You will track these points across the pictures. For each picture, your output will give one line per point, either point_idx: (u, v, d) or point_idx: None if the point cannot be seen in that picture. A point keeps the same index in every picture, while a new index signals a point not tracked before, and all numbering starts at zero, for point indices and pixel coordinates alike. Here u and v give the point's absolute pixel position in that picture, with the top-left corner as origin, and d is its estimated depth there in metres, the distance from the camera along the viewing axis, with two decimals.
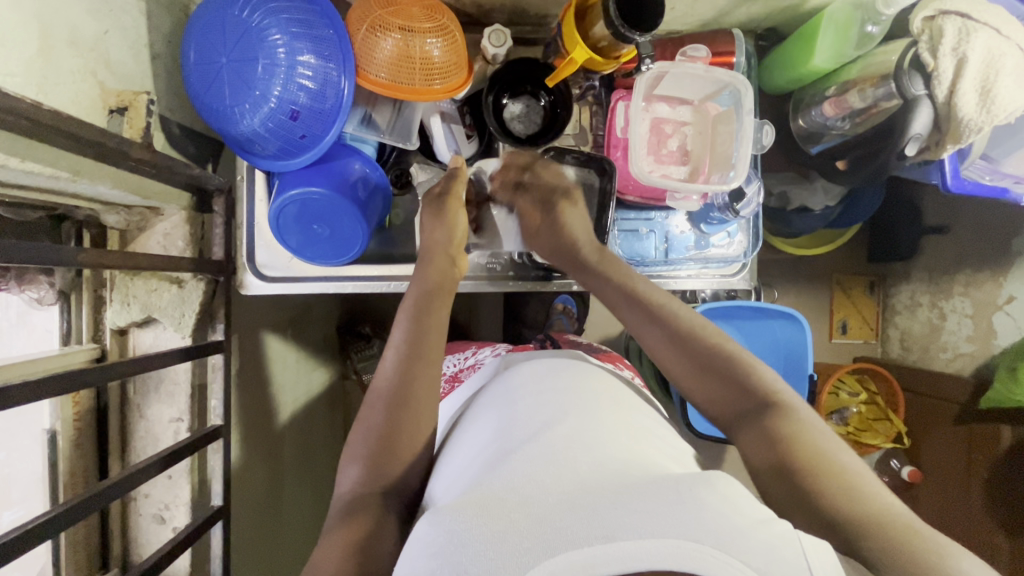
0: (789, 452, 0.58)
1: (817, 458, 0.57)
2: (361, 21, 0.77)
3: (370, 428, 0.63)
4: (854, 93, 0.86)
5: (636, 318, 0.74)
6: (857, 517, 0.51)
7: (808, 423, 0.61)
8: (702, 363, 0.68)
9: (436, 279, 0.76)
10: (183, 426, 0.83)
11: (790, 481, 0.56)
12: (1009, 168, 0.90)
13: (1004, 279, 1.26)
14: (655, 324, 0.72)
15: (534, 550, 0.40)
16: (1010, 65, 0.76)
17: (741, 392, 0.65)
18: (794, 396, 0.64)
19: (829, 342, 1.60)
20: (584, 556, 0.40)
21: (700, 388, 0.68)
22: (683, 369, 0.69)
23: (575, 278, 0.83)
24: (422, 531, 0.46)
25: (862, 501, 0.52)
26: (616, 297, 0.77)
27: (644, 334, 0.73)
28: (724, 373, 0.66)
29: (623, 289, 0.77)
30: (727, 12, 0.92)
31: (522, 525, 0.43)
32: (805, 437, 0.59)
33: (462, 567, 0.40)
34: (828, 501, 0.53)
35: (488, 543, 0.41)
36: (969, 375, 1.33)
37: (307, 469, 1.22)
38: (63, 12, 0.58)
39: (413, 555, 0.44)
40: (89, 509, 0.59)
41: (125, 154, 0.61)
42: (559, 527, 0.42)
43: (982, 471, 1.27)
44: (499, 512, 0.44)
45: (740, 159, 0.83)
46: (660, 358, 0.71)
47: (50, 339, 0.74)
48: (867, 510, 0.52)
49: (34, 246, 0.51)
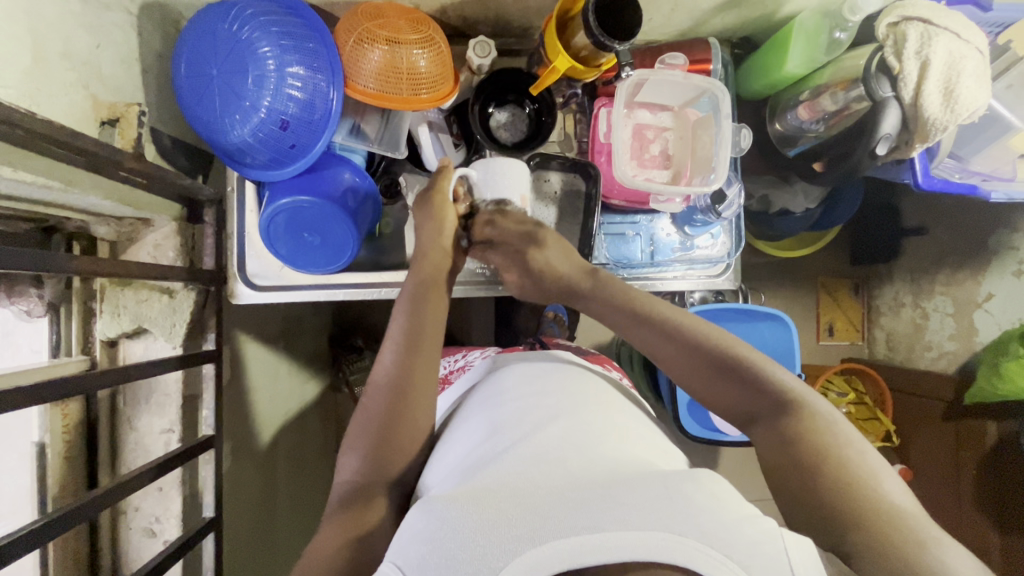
0: (785, 450, 0.60)
1: (813, 455, 0.58)
2: (348, 34, 0.79)
3: (369, 419, 0.64)
4: (827, 96, 0.89)
5: (640, 328, 0.74)
6: (853, 512, 0.53)
7: (817, 419, 0.62)
8: (711, 368, 0.68)
9: (430, 274, 0.77)
10: (174, 438, 0.83)
11: (794, 475, 0.58)
12: (977, 166, 0.95)
13: (982, 278, 1.30)
14: (658, 331, 0.72)
15: (524, 537, 0.41)
16: (971, 67, 0.80)
17: (753, 395, 0.66)
18: (798, 390, 0.65)
19: (816, 344, 1.62)
20: (571, 545, 0.40)
21: (710, 393, 0.69)
22: (691, 375, 0.70)
23: (567, 287, 0.82)
24: (414, 518, 0.47)
25: (851, 495, 0.54)
26: (614, 312, 0.77)
27: (649, 344, 0.73)
28: (734, 375, 0.67)
29: (620, 304, 0.76)
30: (703, 22, 0.95)
31: (513, 516, 0.43)
32: (814, 432, 0.60)
33: (452, 553, 0.41)
34: (825, 498, 0.55)
35: (477, 530, 0.42)
36: (953, 372, 1.36)
37: (300, 483, 1.21)
38: (56, 25, 0.60)
39: (403, 545, 0.45)
40: (78, 519, 0.58)
41: (117, 163, 0.62)
42: (549, 517, 0.43)
43: (970, 466, 1.28)
44: (491, 502, 0.45)
45: (720, 162, 0.86)
46: (668, 365, 0.72)
47: (40, 352, 0.74)
48: (859, 503, 0.53)
49: (25, 253, 0.51)
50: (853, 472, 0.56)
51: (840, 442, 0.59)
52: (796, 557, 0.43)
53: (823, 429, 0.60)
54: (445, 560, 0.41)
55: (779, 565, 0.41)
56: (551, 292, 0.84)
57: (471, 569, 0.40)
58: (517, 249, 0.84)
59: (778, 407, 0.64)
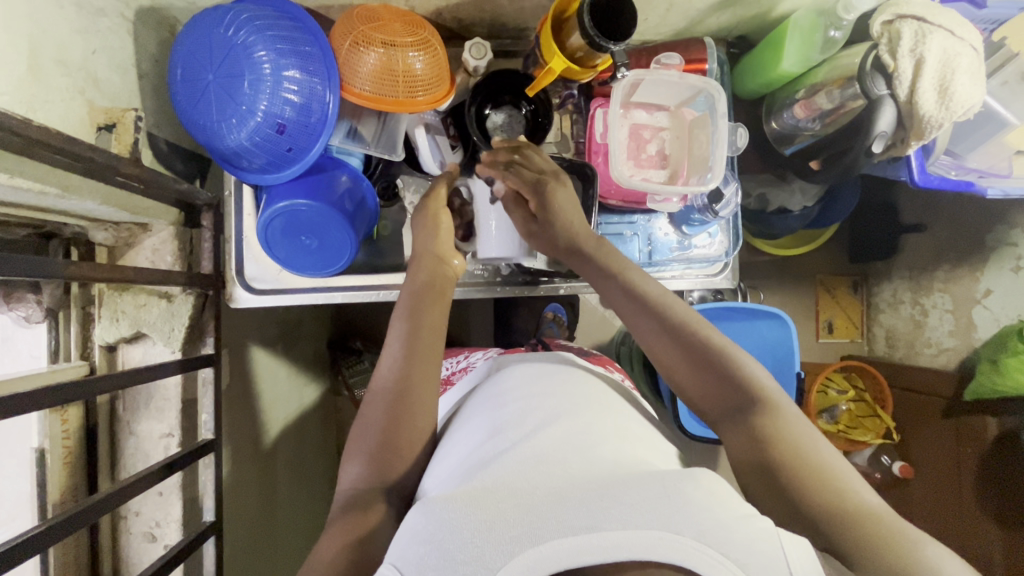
0: (757, 449, 0.59)
1: (784, 456, 0.58)
2: (344, 37, 0.79)
3: (369, 425, 0.64)
4: (822, 94, 0.90)
5: (633, 310, 0.72)
6: (827, 513, 0.53)
7: (791, 423, 0.61)
8: (693, 357, 0.67)
9: (426, 279, 0.78)
10: (174, 442, 0.83)
11: (763, 469, 0.58)
12: (973, 163, 0.96)
13: (980, 274, 1.30)
14: (649, 315, 0.71)
15: (522, 538, 0.41)
16: (965, 64, 0.80)
17: (730, 389, 0.65)
18: (774, 394, 0.64)
19: (816, 341, 1.62)
20: (569, 545, 0.41)
21: (690, 382, 0.67)
22: (674, 362, 0.68)
23: (574, 245, 0.81)
24: (413, 519, 0.47)
25: (833, 499, 0.54)
26: (611, 288, 0.76)
27: (640, 327, 0.71)
28: (716, 367, 0.66)
29: (622, 286, 0.75)
30: (698, 22, 0.95)
31: (511, 516, 0.43)
32: (784, 432, 0.60)
33: (451, 553, 0.41)
34: (798, 496, 0.55)
35: (475, 531, 0.42)
36: (952, 369, 1.36)
37: (300, 486, 1.21)
38: (51, 32, 0.60)
39: (401, 545, 0.45)
40: (78, 525, 0.58)
41: (113, 169, 0.62)
42: (547, 517, 0.43)
43: (971, 462, 1.28)
44: (489, 503, 0.45)
45: (716, 161, 0.86)
46: (653, 349, 0.70)
47: (38, 358, 0.74)
48: (847, 506, 0.53)
49: (22, 259, 0.51)
50: (831, 474, 0.56)
51: (815, 445, 0.59)
52: (794, 557, 0.43)
53: (793, 431, 0.60)
54: (442, 561, 0.41)
55: (777, 565, 0.41)
56: (557, 246, 0.83)
57: (470, 568, 0.40)
58: (536, 184, 0.84)
59: (753, 403, 0.63)
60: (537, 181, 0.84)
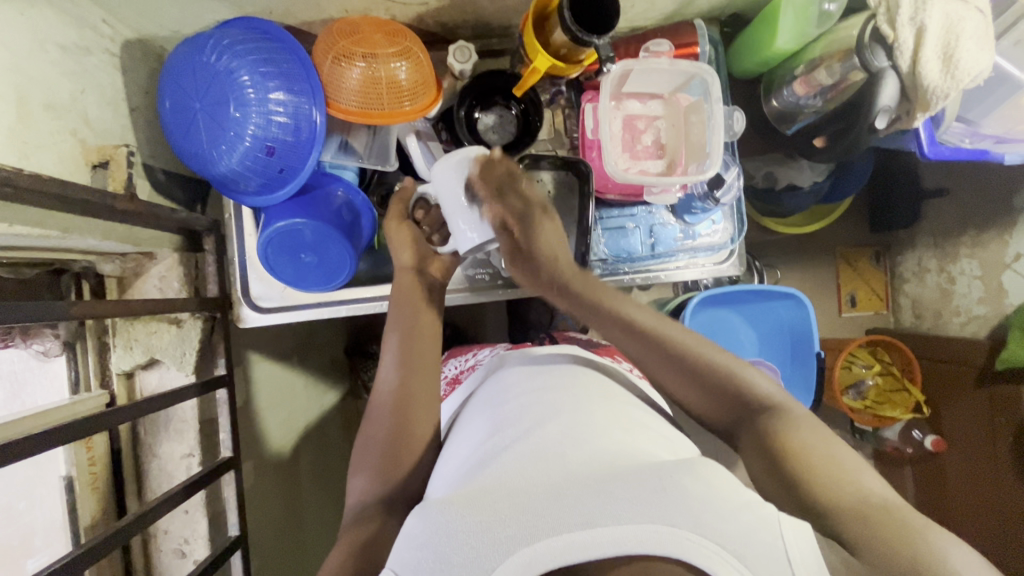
0: (773, 469, 0.59)
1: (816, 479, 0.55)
2: (326, 53, 0.79)
3: (375, 438, 0.67)
4: (822, 70, 0.88)
5: (639, 345, 0.71)
6: (866, 530, 0.49)
7: (800, 424, 0.62)
8: (705, 386, 0.67)
9: (406, 289, 0.77)
10: (195, 461, 0.86)
11: (778, 472, 0.58)
12: (988, 129, 0.92)
13: (1009, 238, 1.24)
14: (655, 351, 0.70)
15: (517, 537, 0.42)
16: (971, 28, 0.76)
17: (734, 404, 0.66)
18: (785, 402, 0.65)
19: (839, 316, 1.58)
20: (564, 542, 0.41)
21: (699, 403, 0.68)
22: (682, 390, 0.68)
23: (563, 283, 0.76)
24: (412, 524, 0.47)
25: (853, 513, 0.51)
26: (614, 329, 0.73)
27: (647, 363, 0.70)
28: (722, 387, 0.67)
29: (613, 318, 0.73)
30: (688, 4, 0.92)
31: (507, 514, 0.44)
32: (800, 443, 0.59)
33: (447, 556, 0.42)
34: (835, 519, 0.52)
35: (471, 533, 0.43)
36: (984, 337, 1.30)
37: (326, 489, 1.23)
38: (37, 79, 0.62)
39: (402, 548, 0.46)
40: (111, 548, 0.61)
41: (109, 207, 0.64)
42: (542, 516, 0.43)
43: (1006, 435, 1.23)
44: (486, 504, 0.45)
45: (714, 147, 0.84)
46: (646, 367, 0.71)
47: (62, 389, 0.78)
48: (871, 518, 0.50)
49: (26, 305, 0.52)
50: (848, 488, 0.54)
51: (825, 445, 0.59)
52: (795, 546, 0.42)
53: (800, 428, 0.61)
54: (439, 564, 0.42)
55: (779, 556, 0.41)
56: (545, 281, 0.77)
57: (467, 569, 0.41)
58: (525, 217, 0.75)
59: (760, 411, 0.65)
60: (525, 213, 0.75)
